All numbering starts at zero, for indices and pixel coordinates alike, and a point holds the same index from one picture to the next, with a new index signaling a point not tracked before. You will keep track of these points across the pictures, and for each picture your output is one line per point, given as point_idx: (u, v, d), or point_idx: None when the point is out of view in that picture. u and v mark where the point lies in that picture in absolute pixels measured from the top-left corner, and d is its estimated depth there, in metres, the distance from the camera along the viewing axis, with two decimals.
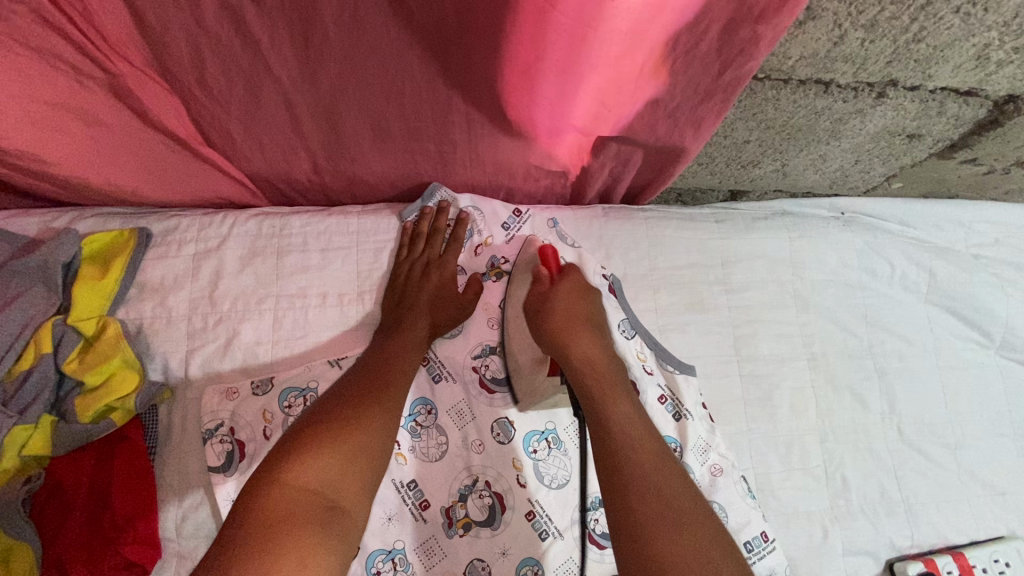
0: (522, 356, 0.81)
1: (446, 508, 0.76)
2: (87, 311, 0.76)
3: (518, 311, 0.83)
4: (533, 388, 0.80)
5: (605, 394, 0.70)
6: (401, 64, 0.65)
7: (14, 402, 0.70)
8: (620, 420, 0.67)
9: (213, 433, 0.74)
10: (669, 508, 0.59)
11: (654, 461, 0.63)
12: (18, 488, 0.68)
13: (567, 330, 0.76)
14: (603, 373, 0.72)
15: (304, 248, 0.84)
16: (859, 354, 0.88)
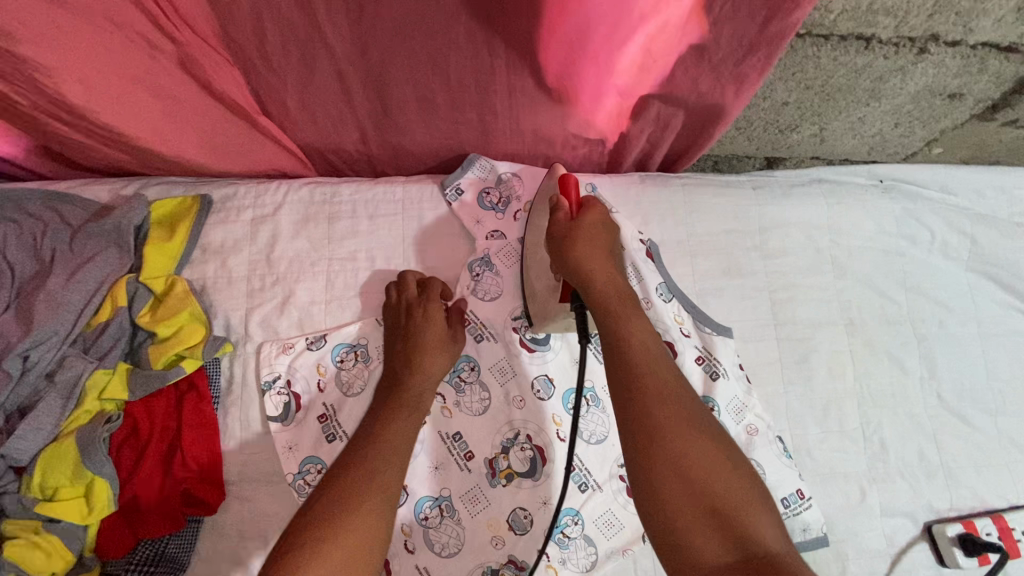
0: (538, 282, 0.80)
1: (489, 460, 0.79)
2: (157, 269, 0.81)
3: (538, 238, 0.81)
4: (544, 312, 0.79)
5: (625, 318, 0.67)
6: (450, 31, 0.68)
7: (94, 349, 0.75)
8: (638, 345, 0.65)
9: (271, 385, 0.79)
10: (686, 434, 0.60)
11: (671, 386, 0.63)
12: (99, 426, 0.71)
13: (587, 261, 0.70)
14: (623, 297, 0.69)
15: (353, 215, 0.88)
16: (897, 320, 0.88)
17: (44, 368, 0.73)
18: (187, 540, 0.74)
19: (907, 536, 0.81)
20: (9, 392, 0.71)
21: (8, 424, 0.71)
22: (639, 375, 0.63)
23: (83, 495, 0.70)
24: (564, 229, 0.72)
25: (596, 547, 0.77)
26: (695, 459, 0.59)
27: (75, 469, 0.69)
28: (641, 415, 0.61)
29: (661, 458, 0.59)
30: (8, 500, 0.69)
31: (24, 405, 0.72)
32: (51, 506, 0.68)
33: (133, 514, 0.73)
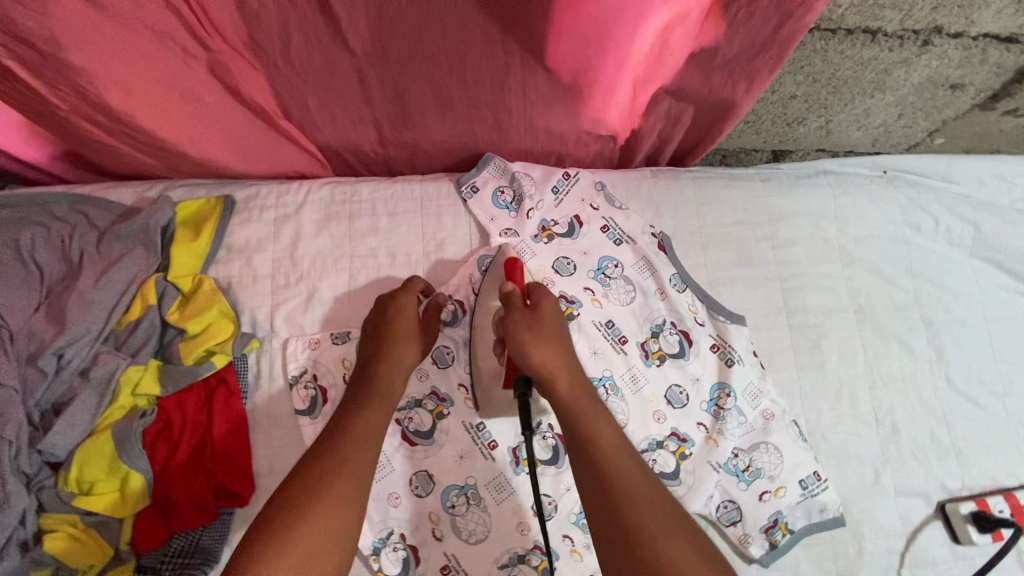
0: (486, 364, 0.79)
1: (512, 449, 0.81)
2: (185, 269, 0.83)
3: (485, 320, 0.80)
4: (488, 398, 0.79)
5: (592, 419, 0.66)
6: (467, 30, 0.71)
7: (127, 345, 0.77)
8: (607, 449, 0.64)
9: (298, 380, 0.80)
10: (662, 541, 0.58)
11: (642, 491, 0.61)
12: (136, 421, 0.73)
13: (550, 359, 0.69)
14: (588, 395, 0.69)
15: (373, 213, 0.90)
16: (905, 305, 0.91)
17: (78, 365, 0.75)
18: (220, 532, 0.75)
19: (922, 515, 0.83)
20: (46, 388, 0.74)
21: (42, 421, 0.73)
22: (610, 481, 0.62)
23: (117, 490, 0.72)
24: (525, 318, 0.72)
25: None
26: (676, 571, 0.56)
27: (111, 463, 0.71)
28: (618, 528, 0.59)
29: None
30: (46, 494, 0.71)
31: (58, 402, 0.74)
32: (87, 500, 0.70)
33: (167, 509, 0.74)
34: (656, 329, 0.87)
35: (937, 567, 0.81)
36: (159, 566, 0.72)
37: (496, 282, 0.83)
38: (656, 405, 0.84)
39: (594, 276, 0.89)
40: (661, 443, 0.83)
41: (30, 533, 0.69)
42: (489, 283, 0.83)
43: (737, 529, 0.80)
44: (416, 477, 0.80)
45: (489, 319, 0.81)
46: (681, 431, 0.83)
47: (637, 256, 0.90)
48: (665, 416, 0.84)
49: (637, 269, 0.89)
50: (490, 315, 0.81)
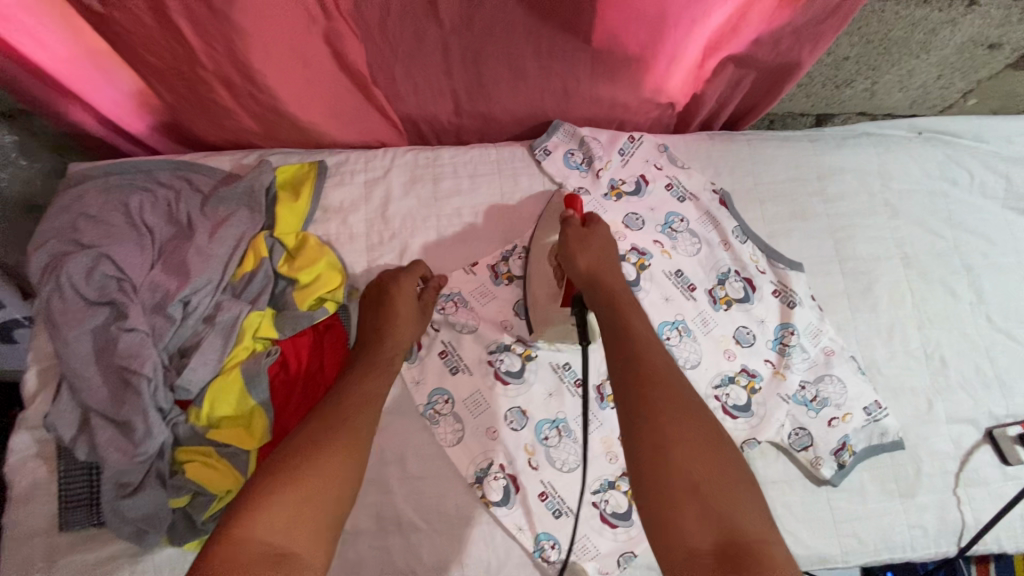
0: (540, 291, 0.88)
1: (597, 386, 0.88)
2: (289, 227, 0.89)
3: (541, 253, 0.90)
4: (546, 317, 0.86)
5: (627, 316, 0.72)
6: (552, 5, 0.78)
7: (246, 294, 0.84)
8: (641, 340, 0.69)
9: None
10: (683, 423, 0.61)
11: (674, 384, 0.64)
12: (263, 358, 0.80)
13: (595, 270, 0.78)
14: (627, 302, 0.75)
15: (455, 175, 0.97)
16: (946, 252, 0.98)
17: (202, 312, 0.81)
18: None
19: (971, 440, 0.90)
20: (174, 332, 0.80)
21: (171, 363, 0.79)
22: (642, 367, 0.66)
23: (241, 425, 0.78)
24: (577, 235, 0.82)
25: None
26: (691, 459, 0.58)
27: (239, 400, 0.78)
28: (645, 409, 0.62)
29: (660, 458, 0.58)
30: (181, 428, 0.77)
31: (184, 345, 0.80)
32: (217, 433, 0.76)
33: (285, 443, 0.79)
34: (723, 277, 0.94)
35: (988, 485, 0.88)
36: None
37: (555, 217, 0.93)
38: (725, 344, 0.91)
39: (662, 230, 0.96)
40: (732, 378, 0.90)
41: (167, 466, 0.76)
42: (548, 220, 0.93)
43: (808, 453, 0.86)
44: (510, 413, 0.86)
45: (544, 249, 0.90)
46: (751, 367, 0.90)
47: (701, 211, 0.97)
48: (735, 354, 0.91)
49: (701, 223, 0.96)
50: (546, 248, 0.90)
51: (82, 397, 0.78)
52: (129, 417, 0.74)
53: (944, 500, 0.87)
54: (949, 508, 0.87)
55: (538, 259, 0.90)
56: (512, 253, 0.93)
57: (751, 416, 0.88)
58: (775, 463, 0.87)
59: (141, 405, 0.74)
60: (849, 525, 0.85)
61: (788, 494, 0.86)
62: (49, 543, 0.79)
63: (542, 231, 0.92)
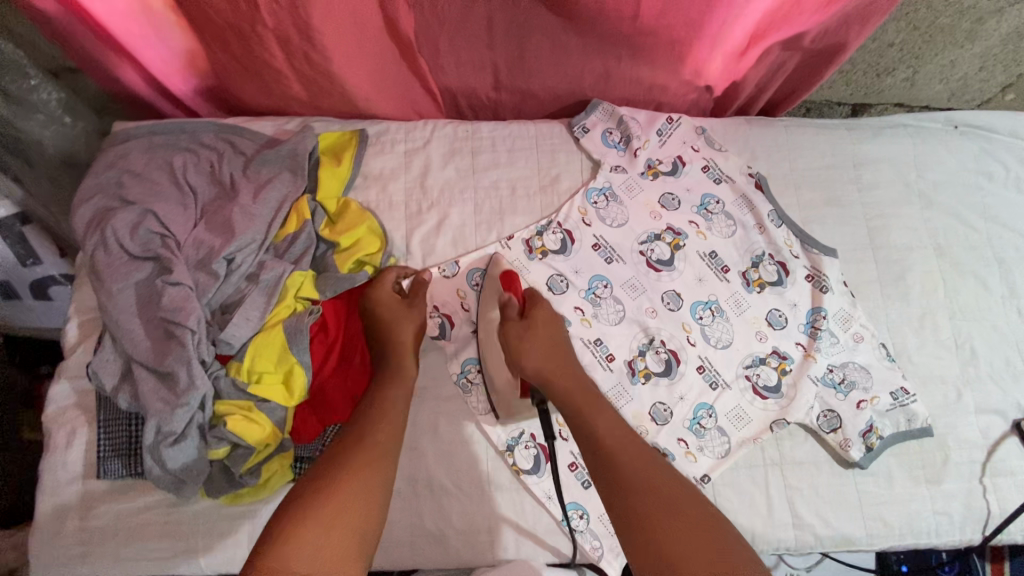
0: (498, 376, 0.85)
1: (629, 361, 0.89)
2: (331, 191, 0.90)
3: (491, 337, 0.86)
4: (509, 408, 0.84)
5: (591, 413, 0.75)
6: None
7: (289, 254, 0.85)
8: (611, 440, 0.71)
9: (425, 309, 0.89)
10: (661, 500, 0.64)
11: (645, 468, 0.68)
12: (306, 316, 0.81)
13: (546, 364, 0.79)
14: (589, 394, 0.77)
15: (493, 150, 0.97)
16: (979, 245, 0.99)
17: (245, 270, 0.83)
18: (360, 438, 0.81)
19: (998, 430, 0.91)
20: (216, 289, 0.81)
21: (213, 319, 0.81)
22: (615, 462, 0.69)
23: (281, 382, 0.79)
24: (520, 329, 0.82)
25: (729, 437, 0.87)
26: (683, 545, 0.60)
27: (280, 355, 0.79)
28: (626, 510, 0.64)
29: (651, 549, 0.61)
30: (222, 382, 0.78)
31: (226, 302, 0.81)
32: (258, 388, 0.77)
33: (318, 404, 0.82)
34: (757, 260, 0.95)
35: (1015, 476, 0.89)
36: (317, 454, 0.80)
37: (495, 293, 0.88)
38: (757, 326, 0.92)
39: (697, 211, 0.97)
40: (763, 360, 0.90)
41: (207, 418, 0.77)
42: (487, 299, 0.88)
43: (837, 435, 0.87)
44: None
45: (492, 329, 0.87)
46: (782, 349, 0.91)
47: (736, 194, 0.98)
48: (767, 335, 0.91)
49: (736, 206, 0.97)
50: (493, 326, 0.87)
51: (124, 347, 0.79)
52: (173, 368, 0.75)
53: (970, 487, 0.88)
54: (974, 496, 0.87)
55: (489, 344, 0.85)
56: (545, 228, 0.93)
57: (782, 398, 0.88)
58: (804, 445, 0.88)
59: (185, 356, 0.75)
60: (875, 509, 0.86)
61: (815, 476, 0.86)
62: (87, 490, 0.80)
63: (484, 300, 0.88)
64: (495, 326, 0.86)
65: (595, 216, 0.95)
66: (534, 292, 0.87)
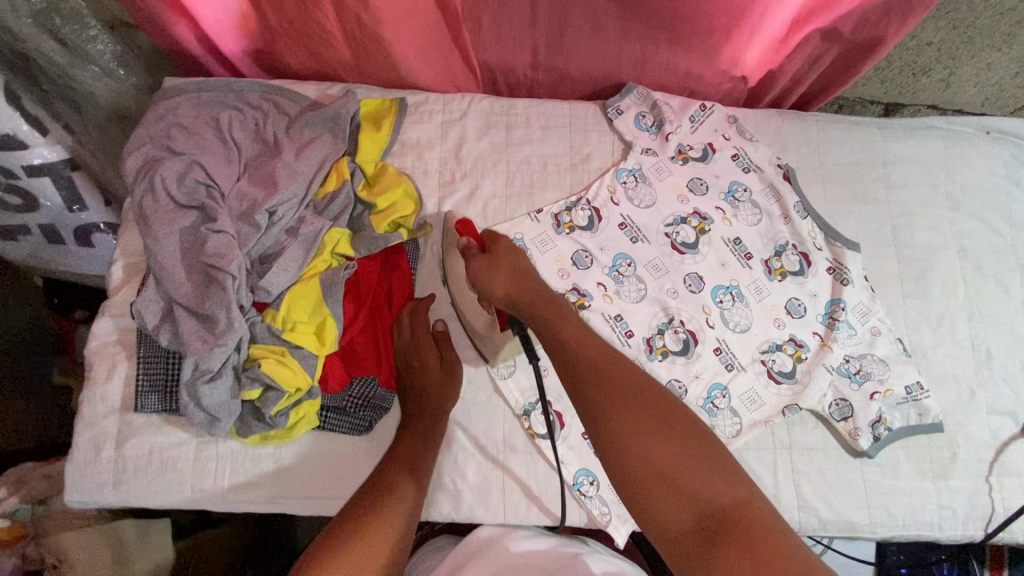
0: (476, 318, 0.87)
1: (647, 339, 0.91)
2: (370, 155, 0.93)
3: (462, 286, 0.87)
4: (495, 347, 0.87)
5: (561, 325, 0.72)
6: None
7: (328, 211, 0.88)
8: (583, 351, 0.70)
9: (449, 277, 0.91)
10: (636, 407, 0.64)
11: (620, 378, 0.67)
12: (341, 270, 0.84)
13: (514, 291, 0.75)
14: (556, 306, 0.75)
15: (528, 126, 0.99)
16: (1003, 250, 0.99)
17: (286, 224, 0.86)
18: (382, 403, 0.86)
19: (1008, 432, 0.92)
20: (257, 239, 0.84)
21: (253, 269, 0.84)
22: (585, 370, 0.68)
23: (313, 332, 0.82)
24: (483, 264, 0.78)
25: (740, 418, 0.89)
26: (663, 449, 0.62)
27: (314, 307, 0.83)
28: (599, 411, 0.65)
29: (621, 449, 0.62)
30: (258, 328, 0.81)
31: (266, 253, 0.85)
32: (292, 334, 0.80)
33: (350, 356, 0.86)
34: (780, 249, 0.96)
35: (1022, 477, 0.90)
36: (342, 404, 0.85)
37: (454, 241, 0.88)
38: (776, 313, 0.93)
39: (725, 197, 0.98)
40: (779, 346, 0.92)
41: (241, 360, 0.81)
42: (448, 249, 0.89)
43: (847, 424, 0.88)
44: None
45: (458, 276, 0.88)
46: (799, 337, 0.93)
47: (764, 183, 0.99)
48: (785, 323, 0.93)
49: (763, 195, 0.99)
50: (461, 281, 0.88)
51: (167, 289, 0.83)
52: (213, 311, 0.79)
53: (977, 485, 0.89)
54: (980, 494, 0.89)
55: (460, 290, 0.88)
56: (575, 204, 0.96)
57: (796, 383, 0.90)
58: (814, 432, 0.90)
59: (225, 300, 0.79)
60: (881, 498, 0.87)
61: (823, 463, 0.88)
62: (122, 422, 0.84)
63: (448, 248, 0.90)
64: (462, 275, 0.87)
65: (624, 196, 0.97)
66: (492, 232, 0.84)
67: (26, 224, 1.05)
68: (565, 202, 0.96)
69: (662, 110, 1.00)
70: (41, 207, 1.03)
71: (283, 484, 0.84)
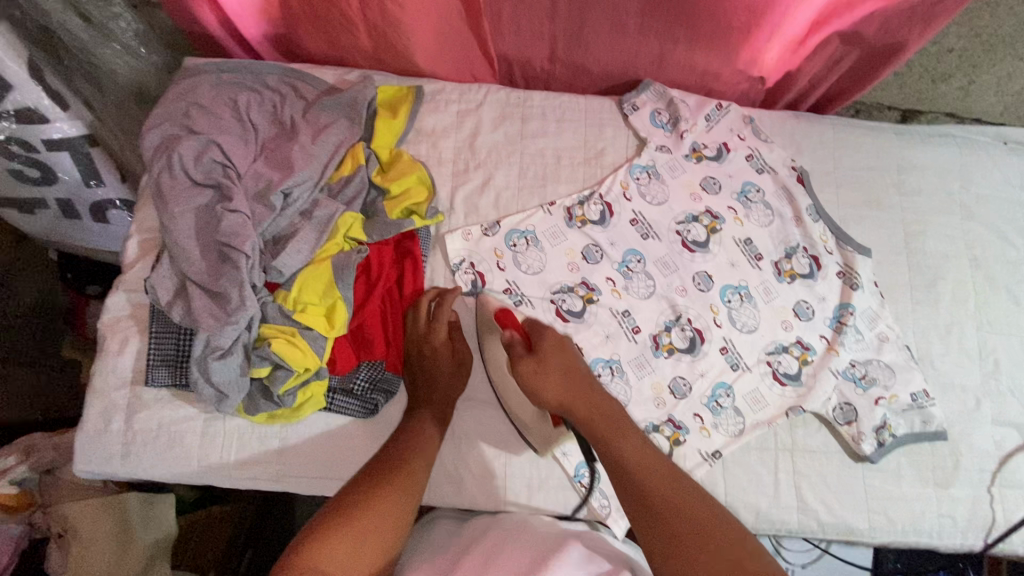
0: (523, 411, 0.85)
1: (654, 335, 0.91)
2: (385, 142, 0.94)
3: (503, 372, 0.86)
4: (546, 440, 0.85)
5: (616, 440, 0.71)
6: None
7: (342, 196, 0.89)
8: (640, 471, 0.68)
9: (460, 265, 0.91)
10: (701, 538, 0.61)
11: (680, 503, 0.65)
12: (353, 254, 0.85)
13: (565, 396, 0.76)
14: (611, 417, 0.74)
15: (544, 118, 1.00)
16: (1016, 261, 0.99)
17: (300, 206, 0.87)
18: (387, 389, 0.86)
19: (1013, 444, 0.91)
20: (272, 220, 0.85)
21: (266, 249, 0.85)
22: (644, 491, 0.66)
23: (324, 314, 0.83)
24: (530, 367, 0.78)
25: (744, 418, 0.89)
26: None
27: (325, 289, 0.83)
28: (661, 541, 0.62)
29: None
30: (269, 308, 0.82)
31: (279, 234, 0.86)
32: (303, 315, 0.81)
33: (358, 341, 0.87)
34: (790, 251, 0.96)
35: None
36: (348, 387, 0.86)
37: (495, 332, 0.87)
38: (784, 314, 0.93)
39: (737, 197, 0.98)
40: (786, 348, 0.92)
41: (251, 338, 0.82)
42: (487, 336, 0.88)
43: (851, 428, 0.88)
44: None
45: (501, 365, 0.87)
46: (806, 340, 0.93)
47: (778, 185, 0.99)
48: (792, 325, 0.93)
49: (776, 196, 0.99)
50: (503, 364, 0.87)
51: (181, 266, 0.84)
52: (225, 289, 0.80)
53: (978, 495, 0.89)
54: (980, 504, 0.88)
55: (505, 378, 0.87)
56: (587, 198, 0.96)
57: (800, 385, 0.90)
58: (816, 434, 0.90)
59: (238, 279, 0.80)
60: (881, 504, 0.87)
61: (825, 466, 0.88)
62: (132, 395, 0.85)
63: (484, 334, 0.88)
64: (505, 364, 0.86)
65: (636, 191, 0.97)
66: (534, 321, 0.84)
67: (44, 197, 1.06)
68: (578, 197, 0.96)
69: (678, 108, 1.00)
70: (59, 181, 1.05)
71: (287, 463, 0.85)
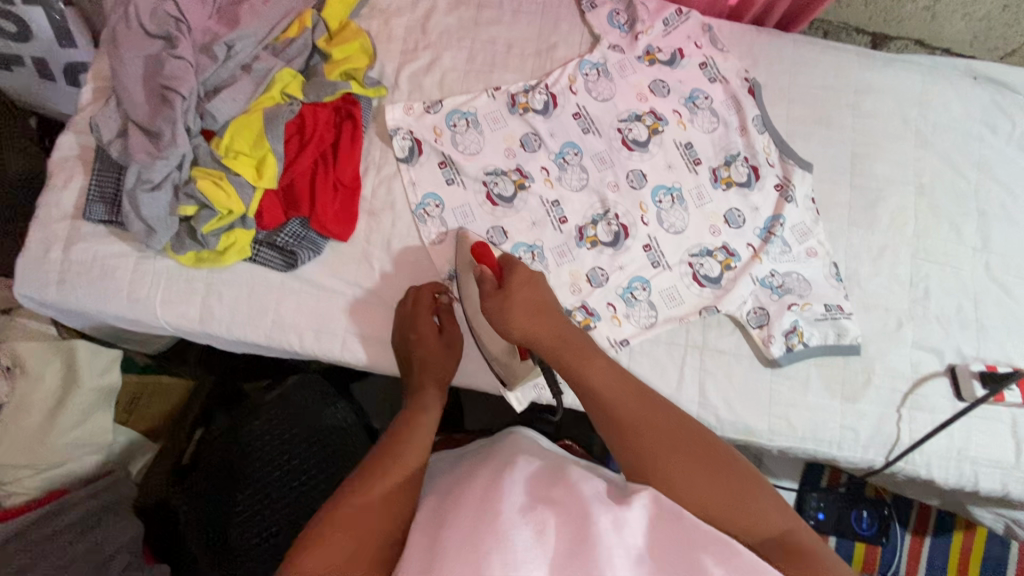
0: (495, 346, 0.87)
1: (579, 227, 0.92)
2: (336, 12, 0.94)
3: (476, 309, 0.87)
4: (514, 374, 0.86)
5: (585, 367, 0.71)
6: None
7: (285, 56, 0.92)
8: (607, 393, 0.68)
9: (396, 133, 0.93)
10: (670, 436, 0.64)
11: (645, 411, 0.66)
12: (285, 107, 0.89)
13: (530, 329, 0.75)
14: (579, 347, 0.74)
15: (499, 8, 1.00)
16: (964, 193, 0.97)
17: (242, 61, 0.89)
18: (313, 246, 0.89)
19: (930, 369, 0.90)
20: (214, 71, 0.88)
21: (205, 98, 0.88)
22: (614, 411, 0.67)
23: (254, 163, 0.87)
24: (497, 300, 0.76)
25: (657, 312, 0.90)
26: (700, 484, 0.61)
27: (256, 141, 0.87)
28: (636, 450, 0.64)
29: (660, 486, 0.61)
30: (201, 152, 0.86)
31: (220, 86, 0.88)
32: (233, 160, 0.85)
33: (288, 198, 0.90)
34: (730, 159, 0.96)
35: (934, 413, 0.89)
36: (272, 240, 0.89)
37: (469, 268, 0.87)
38: (713, 220, 0.94)
39: (685, 102, 0.98)
40: (710, 252, 0.93)
41: (182, 178, 0.85)
42: (463, 273, 0.88)
43: (762, 332, 0.89)
44: (493, 230, 0.92)
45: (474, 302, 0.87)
46: (731, 246, 0.93)
47: (727, 94, 0.98)
48: (719, 231, 0.93)
49: (724, 105, 0.98)
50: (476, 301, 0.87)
51: (124, 107, 0.87)
52: (160, 127, 0.83)
53: (884, 413, 0.89)
54: (886, 421, 0.88)
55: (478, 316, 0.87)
56: (532, 87, 0.96)
57: (719, 288, 0.91)
58: (729, 336, 0.90)
59: (172, 118, 0.83)
60: (784, 408, 0.88)
61: (732, 367, 0.89)
62: (72, 227, 0.89)
63: (461, 272, 0.88)
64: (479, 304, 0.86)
65: (583, 86, 0.97)
66: (508, 257, 0.82)
67: (20, 54, 1.09)
68: (523, 85, 0.96)
69: (638, 8, 0.98)
70: (33, 37, 1.08)
71: (212, 306, 0.89)
